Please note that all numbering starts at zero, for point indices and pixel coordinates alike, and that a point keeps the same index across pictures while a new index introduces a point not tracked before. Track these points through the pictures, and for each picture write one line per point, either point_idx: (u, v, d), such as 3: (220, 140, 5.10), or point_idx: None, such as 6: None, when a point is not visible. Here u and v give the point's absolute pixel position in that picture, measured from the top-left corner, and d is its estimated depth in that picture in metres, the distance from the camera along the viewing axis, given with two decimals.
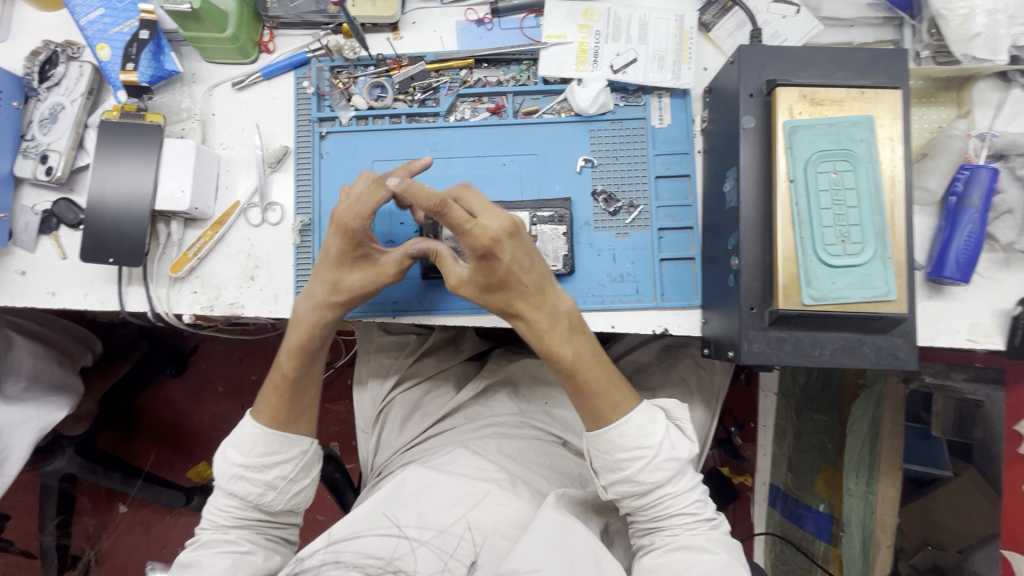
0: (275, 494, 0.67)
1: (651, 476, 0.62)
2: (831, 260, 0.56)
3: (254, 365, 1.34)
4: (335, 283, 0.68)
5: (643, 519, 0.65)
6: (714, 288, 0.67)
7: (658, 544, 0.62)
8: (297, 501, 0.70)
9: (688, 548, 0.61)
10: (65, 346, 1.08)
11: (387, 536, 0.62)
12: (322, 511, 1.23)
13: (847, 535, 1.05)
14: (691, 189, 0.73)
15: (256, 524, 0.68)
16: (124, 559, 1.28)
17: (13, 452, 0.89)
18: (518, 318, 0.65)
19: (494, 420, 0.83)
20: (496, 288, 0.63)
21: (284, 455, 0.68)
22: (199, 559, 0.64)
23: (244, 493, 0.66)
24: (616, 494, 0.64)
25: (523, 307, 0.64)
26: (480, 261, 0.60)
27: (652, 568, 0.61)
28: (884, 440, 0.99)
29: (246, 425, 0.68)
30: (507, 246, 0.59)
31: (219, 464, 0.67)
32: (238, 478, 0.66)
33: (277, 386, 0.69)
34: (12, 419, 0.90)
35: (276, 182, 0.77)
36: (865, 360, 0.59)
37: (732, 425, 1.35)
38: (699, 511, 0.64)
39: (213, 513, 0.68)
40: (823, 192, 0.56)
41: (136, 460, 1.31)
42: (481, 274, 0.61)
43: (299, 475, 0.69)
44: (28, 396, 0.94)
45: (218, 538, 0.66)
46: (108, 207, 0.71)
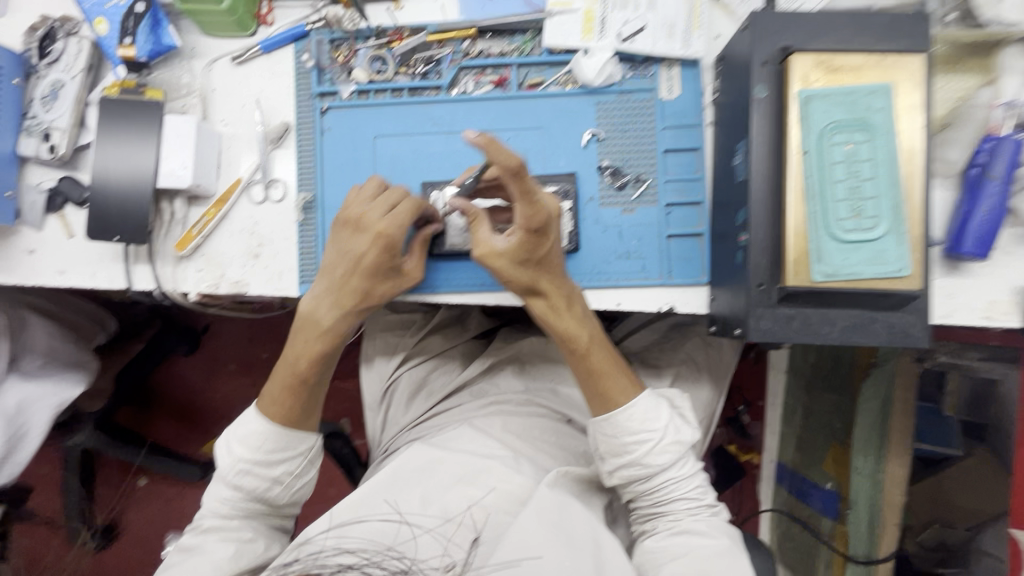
0: (281, 488, 0.68)
1: (656, 459, 0.62)
2: (843, 235, 0.54)
3: (265, 342, 1.36)
4: (364, 292, 0.68)
5: (644, 503, 0.64)
6: (723, 265, 0.66)
7: (662, 528, 0.63)
8: (299, 495, 0.70)
9: (691, 532, 0.60)
10: (78, 325, 1.07)
11: (388, 522, 0.60)
12: (334, 485, 1.26)
13: (854, 513, 1.02)
14: (700, 162, 0.71)
15: (258, 515, 0.68)
16: (143, 529, 1.32)
17: (32, 426, 0.93)
18: (538, 296, 0.65)
19: (500, 397, 0.84)
20: (530, 264, 0.63)
21: (292, 451, 0.68)
22: (203, 544, 0.64)
23: (251, 487, 0.66)
24: (620, 479, 0.64)
25: (547, 285, 0.64)
26: (528, 234, 0.61)
27: (654, 551, 0.61)
28: (896, 416, 0.96)
29: (252, 421, 0.68)
30: (553, 227, 0.63)
31: (225, 459, 0.67)
32: (244, 472, 0.66)
33: (293, 388, 0.69)
34: (30, 394, 0.93)
35: (278, 159, 0.76)
36: (876, 338, 0.57)
37: (740, 403, 1.35)
38: (699, 496, 0.64)
39: (213, 505, 0.67)
40: (837, 164, 0.55)
41: (152, 434, 1.35)
42: (525, 247, 0.62)
43: (305, 470, 0.70)
44: (46, 372, 0.97)
45: (220, 525, 0.65)
46: (110, 185, 0.71)
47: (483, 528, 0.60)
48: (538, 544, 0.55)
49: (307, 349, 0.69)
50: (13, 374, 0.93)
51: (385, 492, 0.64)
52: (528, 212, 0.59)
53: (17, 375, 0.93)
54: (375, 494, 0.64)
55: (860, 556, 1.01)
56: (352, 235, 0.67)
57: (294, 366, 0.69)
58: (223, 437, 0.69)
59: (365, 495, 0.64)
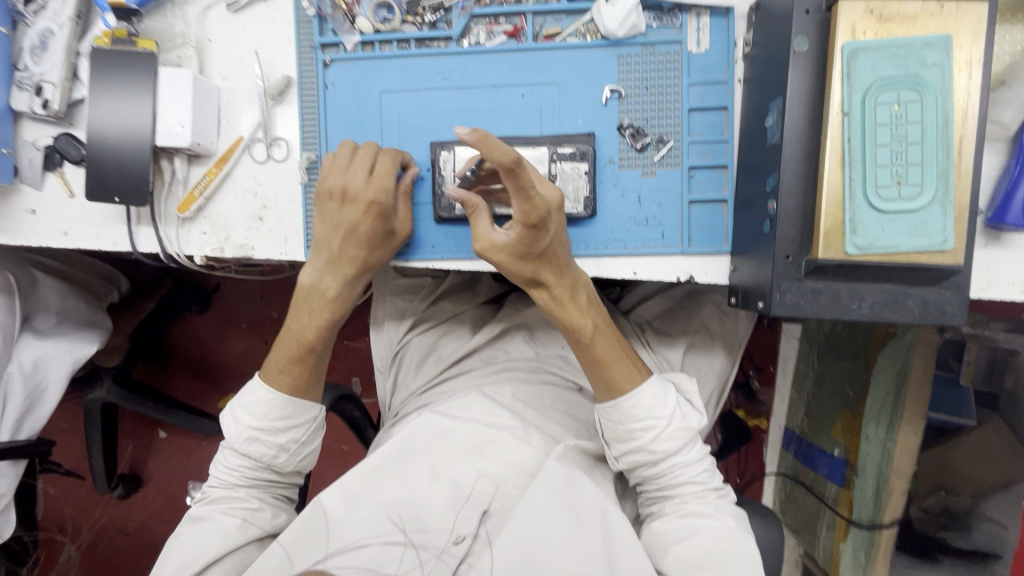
0: (287, 456, 0.68)
1: (663, 445, 0.61)
2: (882, 204, 0.51)
3: (274, 303, 1.35)
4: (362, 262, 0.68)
5: (651, 487, 0.63)
6: (747, 234, 0.62)
7: (668, 511, 0.62)
8: (306, 463, 0.71)
9: (698, 515, 0.60)
10: (90, 285, 1.07)
11: (393, 547, 0.59)
12: (346, 442, 1.28)
13: (860, 480, 1.01)
14: (728, 123, 0.67)
15: (267, 484, 0.69)
16: (165, 479, 1.37)
17: (51, 382, 0.94)
18: (540, 287, 0.63)
19: (510, 364, 0.83)
20: (531, 258, 0.61)
21: (297, 419, 0.69)
22: (211, 513, 0.65)
23: (258, 455, 0.67)
24: (627, 464, 0.63)
25: (549, 277, 0.62)
26: (526, 230, 0.58)
27: (660, 533, 0.60)
28: (911, 389, 0.92)
29: (258, 390, 0.68)
30: (556, 220, 0.59)
31: (230, 428, 0.68)
32: (252, 440, 0.67)
33: (299, 357, 0.69)
34: (46, 352, 0.94)
35: (280, 116, 0.72)
36: (908, 314, 0.55)
37: (750, 368, 1.30)
38: (707, 481, 0.62)
39: (222, 473, 0.68)
40: (881, 126, 0.50)
41: (168, 389, 1.38)
42: (524, 241, 0.59)
43: (310, 438, 0.70)
44: (60, 330, 0.96)
45: (229, 495, 0.67)
46: (107, 143, 0.68)
47: (491, 499, 0.61)
48: (547, 519, 0.56)
49: (312, 320, 0.70)
50: (27, 333, 0.93)
51: (391, 507, 0.61)
52: (525, 209, 0.56)
53: (31, 333, 0.93)
54: (387, 467, 0.64)
55: (863, 521, 1.01)
56: (338, 206, 0.66)
57: (300, 337, 0.70)
58: (229, 406, 0.69)
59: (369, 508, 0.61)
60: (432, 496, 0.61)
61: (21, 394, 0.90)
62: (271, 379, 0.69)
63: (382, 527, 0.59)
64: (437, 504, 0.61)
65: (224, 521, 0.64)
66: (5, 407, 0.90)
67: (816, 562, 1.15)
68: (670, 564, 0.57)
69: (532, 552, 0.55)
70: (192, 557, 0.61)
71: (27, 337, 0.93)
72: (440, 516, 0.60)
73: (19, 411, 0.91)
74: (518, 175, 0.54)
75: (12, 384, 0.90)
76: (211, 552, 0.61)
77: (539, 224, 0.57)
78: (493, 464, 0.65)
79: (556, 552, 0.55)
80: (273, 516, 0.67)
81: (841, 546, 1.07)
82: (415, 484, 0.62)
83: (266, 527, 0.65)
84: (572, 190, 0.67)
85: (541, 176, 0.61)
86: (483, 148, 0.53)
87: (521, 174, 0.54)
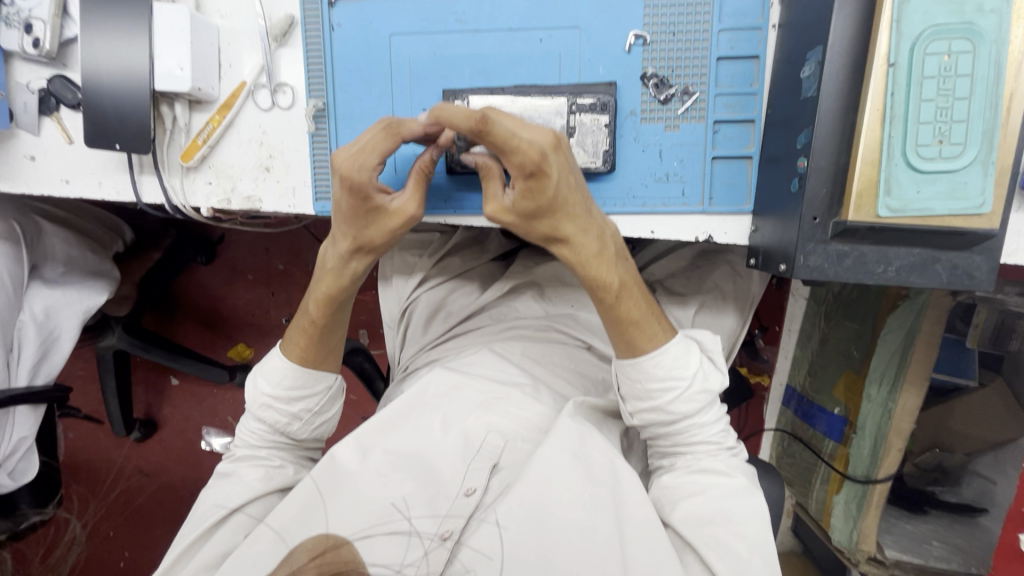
0: (301, 424, 0.69)
1: (680, 407, 0.61)
2: (921, 164, 0.48)
3: (280, 255, 1.34)
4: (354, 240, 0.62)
5: (665, 442, 0.64)
6: (772, 192, 0.60)
7: (680, 466, 0.63)
8: (321, 430, 0.72)
9: (709, 472, 0.61)
10: (98, 235, 1.06)
11: (397, 536, 0.57)
12: (355, 392, 1.31)
13: (858, 437, 1.01)
14: (759, 73, 0.63)
15: (284, 447, 0.70)
16: (179, 425, 1.41)
17: (63, 331, 0.95)
18: (562, 244, 0.59)
19: (519, 322, 0.83)
20: (544, 212, 0.56)
21: (311, 390, 0.69)
22: (237, 470, 0.67)
23: (272, 421, 0.68)
24: (641, 421, 0.64)
25: (569, 231, 0.57)
26: (526, 182, 0.53)
27: (670, 486, 0.62)
28: (918, 349, 0.92)
29: (274, 358, 0.69)
30: (555, 162, 0.53)
31: (250, 392, 0.69)
32: (266, 406, 0.68)
33: (306, 330, 0.68)
34: (57, 300, 0.94)
35: (284, 59, 0.69)
36: (935, 278, 0.53)
37: (756, 327, 1.29)
38: (721, 439, 0.63)
39: (243, 434, 0.70)
40: (928, 79, 0.47)
41: (179, 339, 1.39)
42: (527, 197, 0.54)
43: (324, 408, 0.70)
44: (69, 279, 0.97)
45: (251, 454, 0.69)
46: (105, 86, 0.65)
47: (500, 454, 0.62)
48: (559, 473, 0.57)
49: (316, 290, 0.67)
50: (37, 281, 0.93)
51: (386, 498, 0.59)
52: (513, 160, 0.52)
53: (41, 282, 0.94)
54: (398, 421, 0.66)
55: (859, 475, 1.01)
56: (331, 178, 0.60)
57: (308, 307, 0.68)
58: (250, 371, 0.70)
59: (366, 498, 0.59)
60: (444, 449, 0.62)
61: (35, 341, 0.91)
62: (287, 349, 0.69)
63: (382, 515, 0.58)
64: (450, 456, 0.62)
65: (248, 473, 0.66)
66: (20, 353, 0.90)
67: (806, 513, 1.19)
68: (678, 517, 0.59)
69: (541, 504, 0.56)
70: (219, 506, 0.63)
71: (36, 287, 0.93)
72: (453, 466, 0.61)
73: (34, 357, 0.90)
74: (486, 131, 0.51)
75: (25, 332, 0.90)
76: (237, 499, 0.63)
77: (535, 173, 0.52)
78: (504, 418, 0.66)
79: (568, 504, 0.56)
80: (293, 472, 0.69)
81: (833, 499, 1.08)
82: (427, 437, 0.63)
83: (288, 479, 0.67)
84: (590, 144, 0.65)
85: (524, 119, 0.55)
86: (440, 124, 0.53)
87: (490, 126, 0.51)
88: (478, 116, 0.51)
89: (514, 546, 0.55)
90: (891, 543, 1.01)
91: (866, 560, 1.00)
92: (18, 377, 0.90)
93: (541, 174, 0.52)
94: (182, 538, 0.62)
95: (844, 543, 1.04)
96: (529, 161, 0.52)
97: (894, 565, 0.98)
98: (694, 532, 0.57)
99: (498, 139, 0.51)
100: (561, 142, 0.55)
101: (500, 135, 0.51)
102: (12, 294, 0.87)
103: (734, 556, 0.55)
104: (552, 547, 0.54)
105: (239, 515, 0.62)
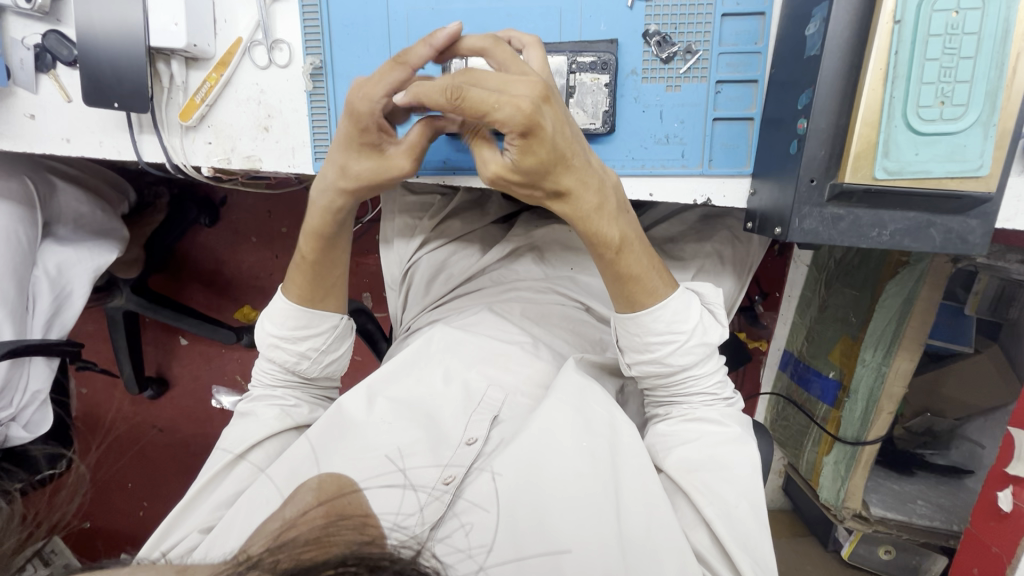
0: (309, 363, 0.71)
1: (679, 359, 0.62)
2: (921, 126, 0.48)
3: (283, 217, 1.34)
4: (343, 168, 0.61)
5: (662, 392, 0.67)
6: (772, 154, 0.59)
7: (675, 414, 0.65)
8: (331, 369, 0.74)
9: (703, 420, 0.63)
10: (109, 194, 1.07)
11: (393, 489, 0.57)
12: (360, 352, 1.34)
13: (851, 400, 1.03)
14: (764, 31, 0.61)
15: (298, 385, 0.73)
16: (190, 381, 1.46)
17: (75, 287, 0.97)
18: (564, 199, 0.55)
19: (519, 284, 0.84)
20: (544, 169, 0.51)
21: (316, 329, 0.70)
22: (255, 408, 0.70)
23: (282, 360, 0.71)
24: (639, 371, 0.66)
25: (570, 185, 0.54)
26: (519, 141, 0.48)
27: (667, 433, 0.64)
28: (913, 320, 0.92)
29: (278, 301, 0.71)
30: (549, 115, 0.48)
31: (258, 334, 0.72)
32: (275, 346, 0.71)
33: (302, 267, 0.69)
34: (68, 257, 0.95)
35: (279, 14, 0.67)
36: (930, 242, 0.54)
37: (756, 293, 1.31)
38: (718, 391, 0.65)
39: (260, 375, 0.74)
40: (934, 37, 0.46)
41: (186, 300, 1.42)
42: (525, 155, 0.49)
43: (331, 347, 0.72)
44: (79, 237, 0.98)
45: (268, 394, 0.72)
46: (101, 43, 0.65)
47: (500, 406, 0.65)
48: (561, 424, 0.60)
49: (306, 226, 0.68)
50: (48, 239, 0.95)
51: (384, 449, 0.61)
52: (501, 122, 0.47)
53: (52, 240, 0.95)
54: (402, 370, 0.69)
55: (848, 437, 1.04)
56: None
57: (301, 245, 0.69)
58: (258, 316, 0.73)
59: (366, 453, 0.61)
60: (447, 398, 0.66)
61: (49, 295, 0.93)
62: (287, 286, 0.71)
63: (377, 472, 0.59)
64: (452, 406, 0.65)
65: (264, 414, 0.69)
66: (35, 307, 0.92)
67: (797, 472, 1.23)
68: (671, 462, 0.61)
69: (538, 453, 0.58)
70: (234, 448, 0.66)
71: (50, 243, 0.94)
72: (454, 415, 0.64)
73: (49, 310, 0.92)
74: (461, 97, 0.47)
75: (39, 287, 0.92)
76: (251, 440, 0.66)
77: (528, 131, 0.47)
78: (503, 372, 0.68)
79: (565, 453, 0.58)
80: (308, 412, 0.72)
81: (823, 460, 1.12)
82: (430, 387, 0.67)
83: (303, 422, 0.70)
84: (591, 105, 0.64)
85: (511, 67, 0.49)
86: (419, 103, 0.50)
87: (463, 95, 0.47)
88: (452, 87, 0.48)
89: (510, 494, 0.56)
90: (877, 501, 1.05)
91: (851, 516, 1.05)
92: (34, 329, 0.91)
93: (534, 130, 0.47)
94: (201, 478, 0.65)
95: (831, 500, 1.09)
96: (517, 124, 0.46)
97: (878, 521, 1.02)
98: (685, 476, 0.59)
99: (476, 105, 0.46)
100: (551, 91, 0.48)
101: (474, 102, 0.47)
102: (26, 250, 0.88)
103: (722, 502, 0.57)
104: (547, 490, 0.56)
105: (257, 453, 0.66)
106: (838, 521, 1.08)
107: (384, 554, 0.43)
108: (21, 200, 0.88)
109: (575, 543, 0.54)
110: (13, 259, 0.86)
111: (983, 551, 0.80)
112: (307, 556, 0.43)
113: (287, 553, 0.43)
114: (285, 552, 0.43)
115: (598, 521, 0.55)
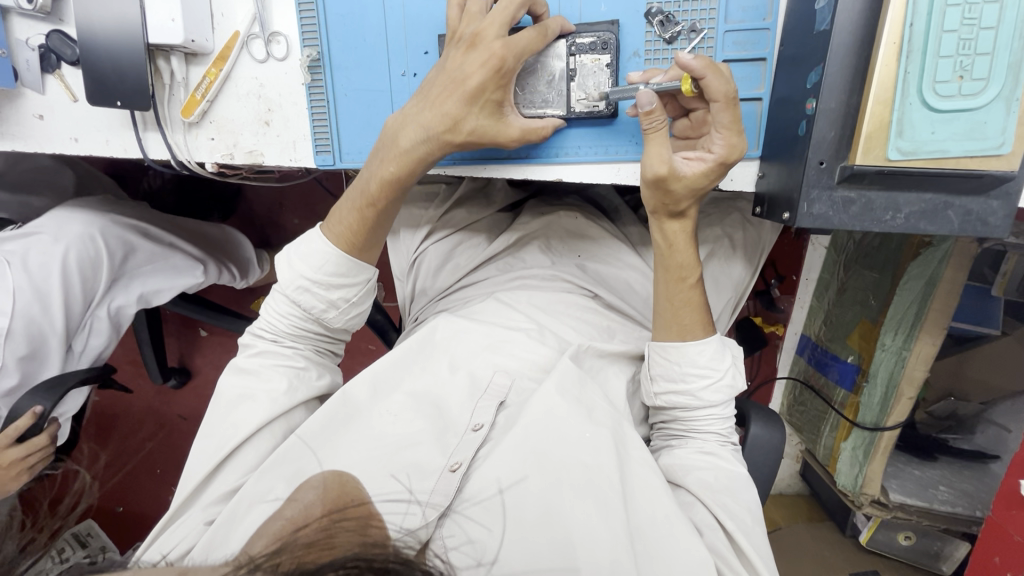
0: (336, 312, 0.69)
1: (710, 395, 0.64)
2: (938, 102, 0.45)
3: (295, 209, 1.35)
4: (456, 120, 0.59)
5: (677, 425, 0.67)
6: (781, 134, 0.57)
7: (690, 445, 0.65)
8: (352, 321, 0.72)
9: (715, 455, 0.63)
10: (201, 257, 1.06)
11: (398, 504, 0.56)
12: (374, 341, 1.36)
13: (870, 385, 1.01)
14: (772, 6, 0.59)
15: (313, 338, 0.71)
16: (212, 373, 1.49)
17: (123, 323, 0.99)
18: (679, 218, 0.63)
19: (527, 272, 0.81)
20: (695, 196, 0.59)
21: (352, 279, 0.68)
22: (262, 368, 0.67)
23: (308, 305, 0.68)
24: (663, 401, 0.66)
25: (690, 207, 0.62)
26: (716, 165, 0.56)
27: (681, 460, 0.64)
28: (937, 301, 0.88)
29: (316, 240, 0.67)
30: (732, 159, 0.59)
31: (287, 274, 0.68)
32: (303, 290, 0.67)
33: (363, 213, 0.67)
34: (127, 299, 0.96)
35: (276, 6, 0.67)
36: (947, 225, 0.51)
37: (773, 277, 1.24)
38: (728, 434, 0.65)
39: (273, 317, 0.70)
40: (951, 7, 0.44)
41: (204, 292, 1.45)
42: (704, 181, 0.57)
43: (361, 300, 0.71)
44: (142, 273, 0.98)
45: (273, 349, 0.69)
46: (100, 42, 0.65)
47: (506, 393, 0.66)
48: (560, 413, 0.60)
49: (380, 171, 0.64)
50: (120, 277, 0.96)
51: (387, 443, 0.61)
52: (730, 145, 0.56)
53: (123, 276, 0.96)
54: (407, 360, 0.69)
55: (867, 423, 1.02)
56: (462, 52, 0.59)
57: (348, 224, 0.67)
58: (284, 253, 0.69)
59: (372, 444, 0.61)
60: (452, 388, 0.67)
61: (104, 333, 0.95)
62: (330, 232, 0.68)
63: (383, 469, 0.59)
64: (457, 395, 0.66)
65: (272, 380, 0.66)
66: (85, 341, 0.94)
67: (815, 458, 1.21)
68: (691, 482, 0.61)
69: (545, 440, 0.59)
70: (233, 423, 0.63)
71: (120, 280, 0.97)
72: (461, 403, 0.65)
73: (98, 347, 0.95)
74: (704, 82, 0.53)
75: (97, 324, 0.94)
76: (258, 420, 0.63)
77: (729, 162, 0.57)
78: (509, 360, 0.69)
79: (569, 440, 0.59)
80: (316, 376, 0.69)
81: (841, 445, 1.10)
82: (435, 376, 0.68)
83: (313, 389, 0.68)
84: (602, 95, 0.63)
85: None
86: (699, 80, 0.53)
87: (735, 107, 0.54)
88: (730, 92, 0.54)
89: (524, 481, 0.57)
90: (897, 487, 1.02)
91: (869, 502, 1.03)
92: (80, 360, 0.95)
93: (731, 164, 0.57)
94: (199, 456, 0.63)
95: (848, 487, 1.07)
96: (735, 128, 0.55)
97: (898, 507, 0.99)
98: (706, 494, 0.60)
99: (735, 121, 0.55)
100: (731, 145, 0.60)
101: (718, 95, 0.53)
102: (87, 290, 0.90)
103: (738, 519, 0.58)
104: (555, 475, 0.57)
105: (258, 437, 0.64)
106: (857, 508, 1.06)
107: (387, 556, 0.43)
108: (90, 241, 0.90)
109: (581, 552, 0.53)
110: (76, 296, 0.88)
111: (1006, 542, 0.78)
112: (309, 558, 0.43)
113: (288, 556, 0.43)
114: (284, 555, 0.44)
115: (606, 514, 0.55)
